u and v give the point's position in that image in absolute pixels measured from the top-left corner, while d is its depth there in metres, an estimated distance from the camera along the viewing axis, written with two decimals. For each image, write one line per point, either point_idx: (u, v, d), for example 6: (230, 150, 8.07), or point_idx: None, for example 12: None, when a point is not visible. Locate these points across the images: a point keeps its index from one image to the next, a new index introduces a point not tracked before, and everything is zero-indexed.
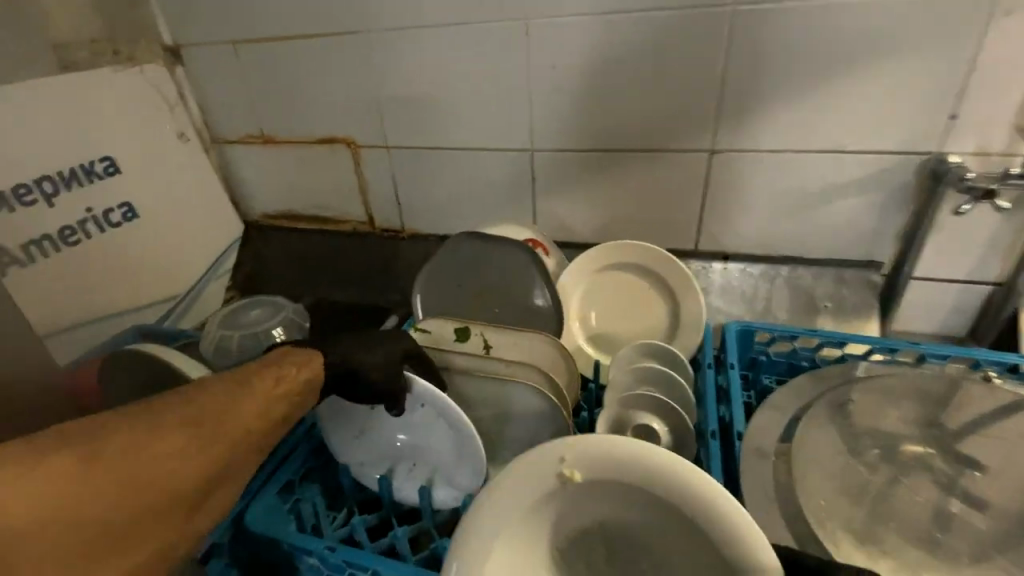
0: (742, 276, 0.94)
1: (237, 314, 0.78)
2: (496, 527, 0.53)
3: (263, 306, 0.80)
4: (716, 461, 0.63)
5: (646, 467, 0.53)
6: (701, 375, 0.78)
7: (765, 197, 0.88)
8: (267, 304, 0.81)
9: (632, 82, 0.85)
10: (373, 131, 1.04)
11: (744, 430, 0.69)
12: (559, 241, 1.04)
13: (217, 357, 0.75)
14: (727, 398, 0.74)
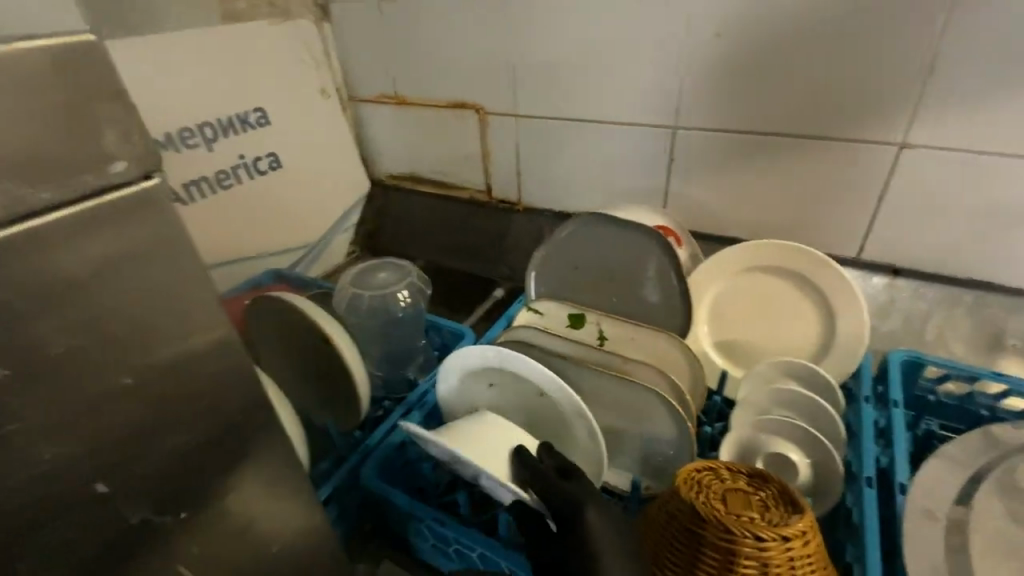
0: (910, 296, 0.80)
1: (367, 273, 0.82)
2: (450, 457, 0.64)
3: (390, 270, 0.82)
4: (872, 509, 0.55)
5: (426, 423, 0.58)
6: (853, 408, 0.69)
7: (963, 206, 0.73)
8: (391, 265, 0.82)
9: (811, 57, 0.74)
10: (504, 97, 1.01)
11: (908, 483, 0.59)
12: (691, 232, 0.95)
13: (348, 312, 0.81)
14: (886, 441, 0.65)
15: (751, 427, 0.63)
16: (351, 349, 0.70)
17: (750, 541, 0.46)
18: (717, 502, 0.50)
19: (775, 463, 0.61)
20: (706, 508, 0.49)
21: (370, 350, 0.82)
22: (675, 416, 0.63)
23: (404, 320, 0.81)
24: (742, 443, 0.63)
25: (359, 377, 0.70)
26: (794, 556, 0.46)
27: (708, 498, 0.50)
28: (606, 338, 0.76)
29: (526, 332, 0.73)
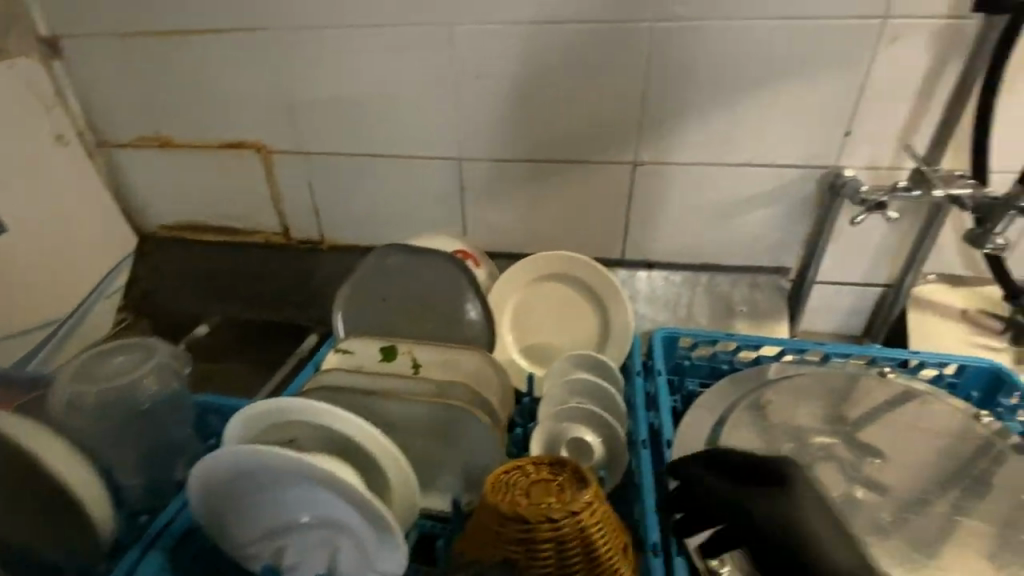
0: (666, 283, 0.97)
1: (99, 362, 0.70)
2: (248, 512, 0.55)
3: (132, 351, 0.72)
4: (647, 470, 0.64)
5: (235, 462, 0.51)
6: (630, 380, 0.79)
7: (686, 208, 0.91)
8: (132, 347, 0.72)
9: (557, 91, 0.85)
10: (286, 135, 0.97)
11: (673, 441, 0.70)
12: (491, 251, 1.01)
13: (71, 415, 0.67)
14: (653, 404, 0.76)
15: (548, 424, 0.69)
16: (65, 452, 0.60)
17: (547, 526, 0.51)
18: (522, 496, 0.54)
19: (575, 449, 0.67)
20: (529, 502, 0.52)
21: (134, 440, 0.70)
22: (485, 428, 0.66)
23: (155, 408, 0.70)
24: (546, 438, 0.69)
25: (81, 482, 0.60)
26: (583, 526, 0.52)
27: (512, 496, 0.54)
28: (420, 364, 0.76)
29: (333, 376, 0.70)
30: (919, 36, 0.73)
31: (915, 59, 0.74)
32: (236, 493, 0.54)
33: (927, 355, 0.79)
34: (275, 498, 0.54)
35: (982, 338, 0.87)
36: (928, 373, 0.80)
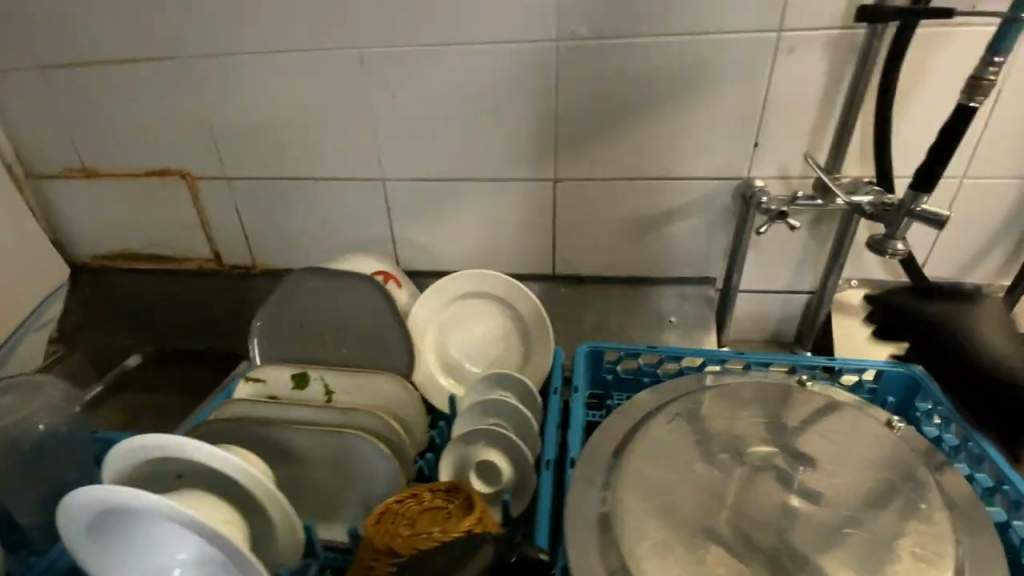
0: (596, 298, 0.98)
1: None
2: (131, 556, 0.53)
3: (20, 391, 0.75)
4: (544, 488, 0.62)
5: (97, 508, 0.49)
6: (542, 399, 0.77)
7: (610, 222, 0.92)
8: (22, 387, 0.75)
9: (473, 111, 0.85)
10: (211, 161, 0.97)
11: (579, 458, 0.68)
12: (423, 270, 1.01)
13: None
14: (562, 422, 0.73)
15: (453, 446, 0.68)
16: None
17: (419, 556, 0.50)
18: (406, 523, 0.53)
19: (481, 471, 0.67)
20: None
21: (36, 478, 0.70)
22: (383, 455, 0.64)
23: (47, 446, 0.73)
24: (452, 461, 0.68)
25: None
26: None
27: (396, 522, 0.53)
28: (332, 393, 0.76)
29: (238, 407, 0.69)
30: (817, 47, 0.73)
31: (815, 70, 0.75)
32: (113, 537, 0.52)
33: (844, 362, 0.78)
34: (151, 540, 0.51)
35: None
36: (847, 380, 0.79)
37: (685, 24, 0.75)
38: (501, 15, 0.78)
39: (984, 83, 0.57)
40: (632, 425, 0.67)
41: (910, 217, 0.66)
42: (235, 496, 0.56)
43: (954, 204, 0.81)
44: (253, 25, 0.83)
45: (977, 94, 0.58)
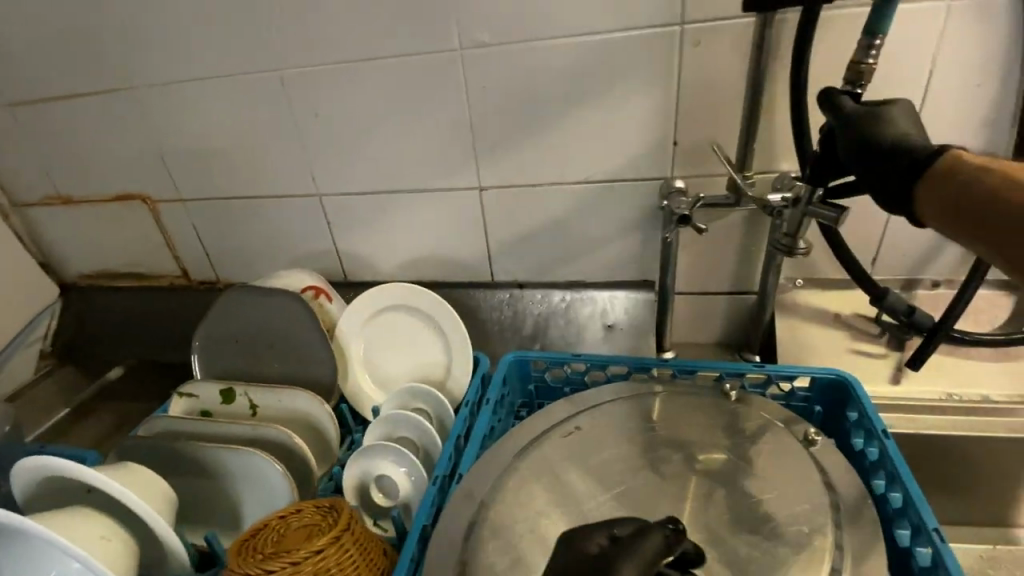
0: (538, 303, 0.97)
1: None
2: None
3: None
4: (427, 505, 0.62)
5: None
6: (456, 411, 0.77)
7: (541, 227, 0.90)
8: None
9: (393, 123, 0.86)
10: (167, 184, 1.02)
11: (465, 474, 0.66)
12: (369, 281, 1.03)
13: None
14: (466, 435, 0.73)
15: (353, 459, 0.69)
16: None
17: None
18: (253, 545, 0.55)
19: (381, 485, 0.68)
20: (969, 161, 0.51)
21: None
22: (279, 471, 0.66)
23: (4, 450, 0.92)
24: (354, 474, 0.70)
25: None
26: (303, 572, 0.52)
27: (244, 548, 0.54)
28: (256, 406, 0.79)
29: (164, 421, 0.74)
30: (724, 37, 0.69)
31: (727, 63, 0.71)
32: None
33: (773, 369, 0.73)
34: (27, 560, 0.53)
35: (859, 344, 0.82)
36: (779, 389, 0.74)
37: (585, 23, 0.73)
38: (404, 28, 0.78)
39: (865, 68, 0.60)
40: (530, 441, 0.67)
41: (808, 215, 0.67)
42: (117, 510, 0.59)
43: None
44: (185, 54, 0.88)
45: (860, 79, 0.61)
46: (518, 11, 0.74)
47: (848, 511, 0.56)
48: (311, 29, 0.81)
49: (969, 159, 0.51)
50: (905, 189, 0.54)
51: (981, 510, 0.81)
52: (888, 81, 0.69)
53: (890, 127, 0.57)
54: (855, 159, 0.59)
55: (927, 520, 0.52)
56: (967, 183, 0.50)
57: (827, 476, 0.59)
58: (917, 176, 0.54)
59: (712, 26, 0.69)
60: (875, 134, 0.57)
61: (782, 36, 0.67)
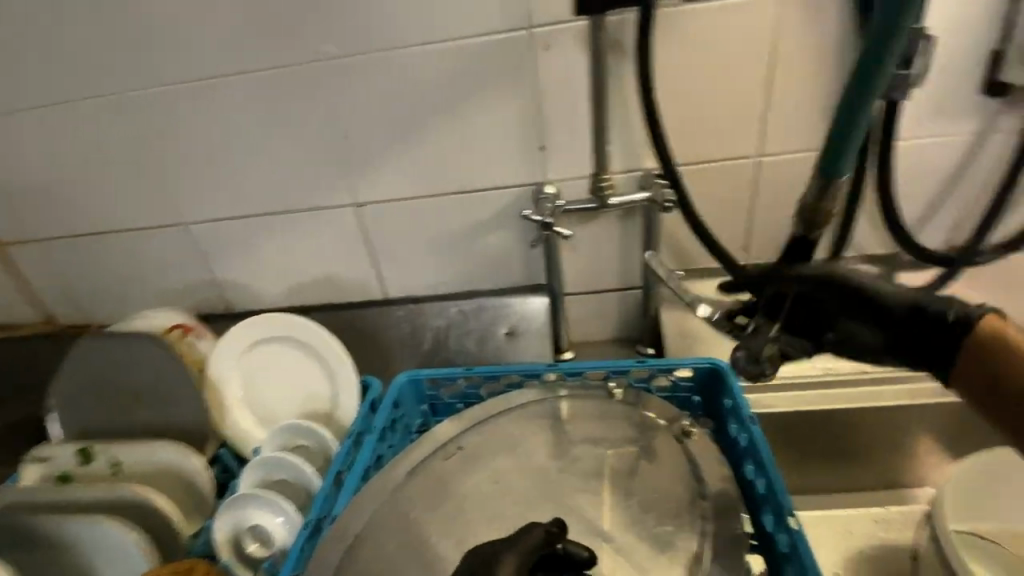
0: (433, 316, 0.93)
1: None
2: None
3: None
4: (294, 559, 0.59)
5: None
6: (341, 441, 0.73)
7: (424, 240, 0.87)
8: None
9: (250, 144, 0.81)
10: (13, 225, 0.92)
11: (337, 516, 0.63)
12: (254, 311, 0.97)
13: None
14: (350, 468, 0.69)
15: (223, 512, 0.65)
16: None
17: None
18: None
19: (255, 535, 0.65)
20: (1012, 342, 0.41)
21: None
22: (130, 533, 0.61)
23: None
24: (224, 528, 0.66)
25: None
26: None
27: None
28: (121, 463, 0.74)
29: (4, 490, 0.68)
30: (570, 38, 0.69)
31: (578, 65, 0.70)
32: None
33: (654, 363, 0.74)
34: None
35: None
36: (663, 382, 0.75)
37: (431, 30, 0.70)
38: (245, 44, 0.74)
39: (822, 212, 0.57)
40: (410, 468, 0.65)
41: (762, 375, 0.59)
42: None
43: (760, 181, 0.75)
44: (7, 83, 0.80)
45: (815, 223, 0.58)
46: (366, 23, 0.71)
47: (714, 504, 0.57)
48: (144, 49, 0.75)
49: (1005, 332, 0.42)
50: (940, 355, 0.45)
51: (866, 475, 0.85)
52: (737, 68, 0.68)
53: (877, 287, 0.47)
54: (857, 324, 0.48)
55: (779, 496, 0.55)
56: (1016, 378, 0.40)
57: (697, 471, 0.60)
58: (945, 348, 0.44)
59: (557, 28, 0.68)
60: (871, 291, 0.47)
61: (625, 37, 0.67)
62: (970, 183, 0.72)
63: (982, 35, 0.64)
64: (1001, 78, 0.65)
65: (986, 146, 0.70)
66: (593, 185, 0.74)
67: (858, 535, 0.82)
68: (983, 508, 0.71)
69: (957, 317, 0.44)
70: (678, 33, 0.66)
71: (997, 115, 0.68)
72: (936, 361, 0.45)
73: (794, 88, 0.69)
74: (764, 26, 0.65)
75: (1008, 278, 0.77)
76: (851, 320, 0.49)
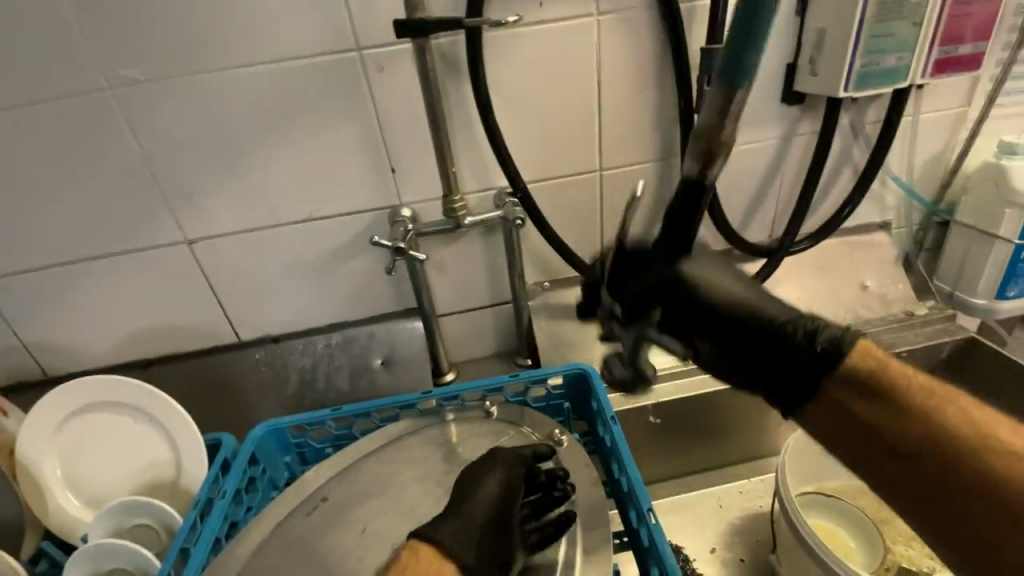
0: (298, 354, 0.86)
1: None
2: None
3: None
4: None
5: None
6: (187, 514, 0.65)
7: (277, 274, 0.81)
8: None
9: (44, 184, 0.70)
10: None
11: None
12: (82, 373, 0.84)
13: None
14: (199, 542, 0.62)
15: None
16: None
17: None
18: None
19: None
20: (875, 366, 0.47)
21: None
22: None
23: None
24: None
25: None
26: None
27: None
28: None
29: None
30: (402, 58, 0.67)
31: (415, 86, 0.69)
32: None
33: (526, 376, 0.74)
34: None
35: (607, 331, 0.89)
36: (539, 393, 0.76)
37: (249, 50, 0.65)
38: (19, 70, 0.63)
39: (719, 146, 0.38)
40: (270, 528, 0.59)
41: (650, 339, 0.45)
42: None
43: (606, 191, 0.79)
44: None
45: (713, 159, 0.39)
46: (176, 46, 0.64)
47: (581, 507, 0.58)
48: None
49: (870, 358, 0.47)
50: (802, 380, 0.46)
51: (732, 450, 0.93)
52: (570, 86, 0.71)
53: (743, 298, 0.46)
54: (712, 329, 0.45)
55: (636, 491, 0.57)
56: (872, 403, 0.46)
57: (566, 479, 0.61)
58: (808, 373, 0.46)
59: (387, 49, 0.66)
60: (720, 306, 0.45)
61: (458, 57, 0.67)
62: (781, 182, 0.81)
63: (773, 51, 0.72)
64: (793, 89, 0.74)
65: (790, 149, 0.79)
66: (445, 205, 0.73)
67: (729, 509, 0.88)
68: (817, 469, 0.80)
69: (830, 347, 0.46)
70: (510, 52, 0.68)
71: (794, 121, 0.77)
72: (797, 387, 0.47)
73: (624, 104, 0.73)
74: (588, 45, 0.69)
75: (821, 261, 0.88)
76: (756, 351, 0.46)
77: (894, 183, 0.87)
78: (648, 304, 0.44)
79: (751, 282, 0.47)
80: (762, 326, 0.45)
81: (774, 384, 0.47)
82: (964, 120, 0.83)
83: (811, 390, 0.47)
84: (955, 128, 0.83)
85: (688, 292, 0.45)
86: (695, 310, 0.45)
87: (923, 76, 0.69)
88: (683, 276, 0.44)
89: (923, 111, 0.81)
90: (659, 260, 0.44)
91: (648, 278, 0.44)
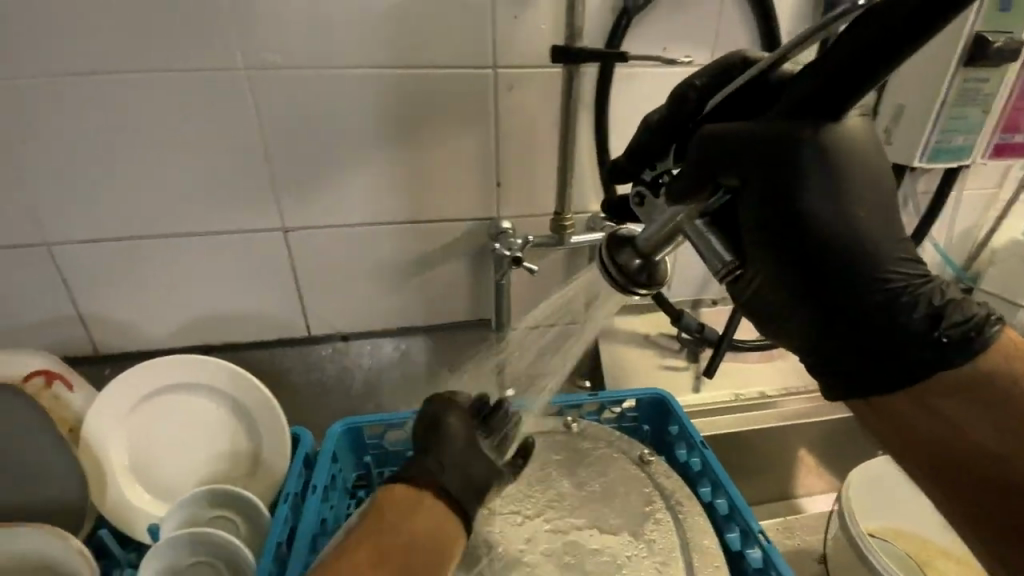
0: (365, 355, 0.85)
1: None
2: None
3: None
4: None
5: None
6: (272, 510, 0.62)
7: (362, 271, 0.80)
8: None
9: (155, 154, 0.69)
10: None
11: None
12: (140, 352, 0.80)
13: None
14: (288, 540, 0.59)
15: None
16: None
17: None
18: None
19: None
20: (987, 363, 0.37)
21: None
22: None
23: None
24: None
25: None
26: None
27: None
28: None
29: None
30: (533, 81, 0.71)
31: (539, 108, 0.72)
32: None
33: (604, 396, 0.76)
34: None
35: (665, 359, 0.92)
36: (610, 414, 0.78)
37: (390, 52, 0.67)
38: (162, 40, 0.63)
39: None
40: None
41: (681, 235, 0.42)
42: None
43: None
44: None
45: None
46: (322, 39, 0.65)
47: (686, 528, 0.58)
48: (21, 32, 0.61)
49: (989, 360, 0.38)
50: (892, 340, 0.36)
51: (770, 487, 0.96)
52: None
53: (860, 220, 0.36)
54: (809, 241, 0.36)
55: (737, 505, 0.60)
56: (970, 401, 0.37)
57: (669, 498, 0.61)
58: (905, 340, 0.36)
59: (522, 69, 0.70)
60: (824, 218, 0.36)
61: (585, 87, 0.71)
62: None
63: None
64: None
65: None
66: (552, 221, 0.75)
67: None
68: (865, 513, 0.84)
69: (939, 323, 0.36)
70: (630, 89, 0.73)
71: None
72: (891, 356, 0.36)
73: None
74: None
75: None
76: (848, 288, 0.36)
77: (933, 250, 0.96)
78: (714, 175, 0.39)
79: (882, 205, 0.37)
80: (872, 269, 0.36)
81: (855, 337, 0.37)
82: (998, 201, 0.93)
83: (897, 368, 0.36)
84: (991, 208, 0.93)
85: (783, 181, 0.36)
86: (788, 203, 0.36)
87: (982, 157, 0.78)
88: (802, 146, 0.35)
89: (966, 188, 0.91)
90: (777, 114, 0.37)
91: (746, 126, 0.37)
